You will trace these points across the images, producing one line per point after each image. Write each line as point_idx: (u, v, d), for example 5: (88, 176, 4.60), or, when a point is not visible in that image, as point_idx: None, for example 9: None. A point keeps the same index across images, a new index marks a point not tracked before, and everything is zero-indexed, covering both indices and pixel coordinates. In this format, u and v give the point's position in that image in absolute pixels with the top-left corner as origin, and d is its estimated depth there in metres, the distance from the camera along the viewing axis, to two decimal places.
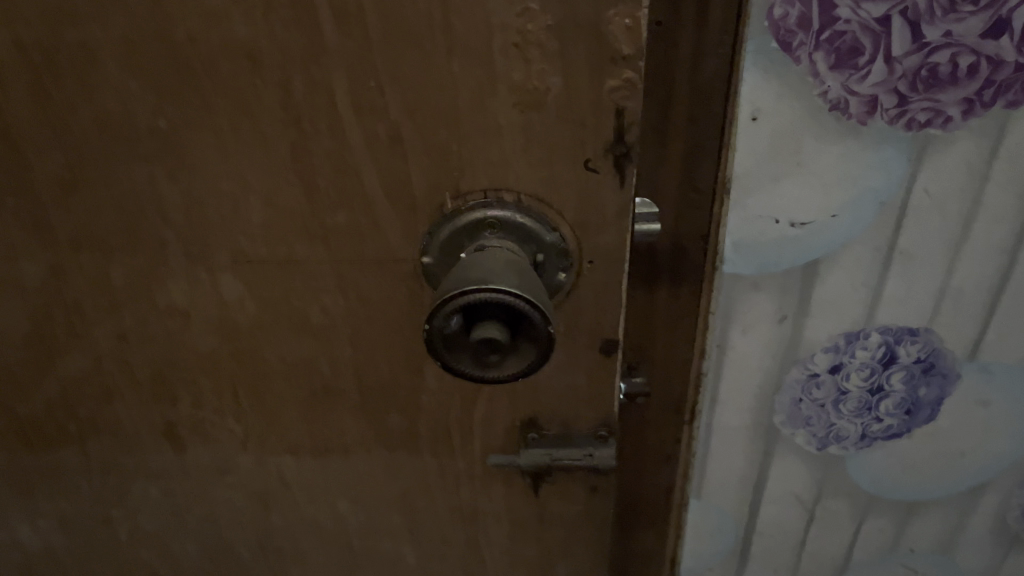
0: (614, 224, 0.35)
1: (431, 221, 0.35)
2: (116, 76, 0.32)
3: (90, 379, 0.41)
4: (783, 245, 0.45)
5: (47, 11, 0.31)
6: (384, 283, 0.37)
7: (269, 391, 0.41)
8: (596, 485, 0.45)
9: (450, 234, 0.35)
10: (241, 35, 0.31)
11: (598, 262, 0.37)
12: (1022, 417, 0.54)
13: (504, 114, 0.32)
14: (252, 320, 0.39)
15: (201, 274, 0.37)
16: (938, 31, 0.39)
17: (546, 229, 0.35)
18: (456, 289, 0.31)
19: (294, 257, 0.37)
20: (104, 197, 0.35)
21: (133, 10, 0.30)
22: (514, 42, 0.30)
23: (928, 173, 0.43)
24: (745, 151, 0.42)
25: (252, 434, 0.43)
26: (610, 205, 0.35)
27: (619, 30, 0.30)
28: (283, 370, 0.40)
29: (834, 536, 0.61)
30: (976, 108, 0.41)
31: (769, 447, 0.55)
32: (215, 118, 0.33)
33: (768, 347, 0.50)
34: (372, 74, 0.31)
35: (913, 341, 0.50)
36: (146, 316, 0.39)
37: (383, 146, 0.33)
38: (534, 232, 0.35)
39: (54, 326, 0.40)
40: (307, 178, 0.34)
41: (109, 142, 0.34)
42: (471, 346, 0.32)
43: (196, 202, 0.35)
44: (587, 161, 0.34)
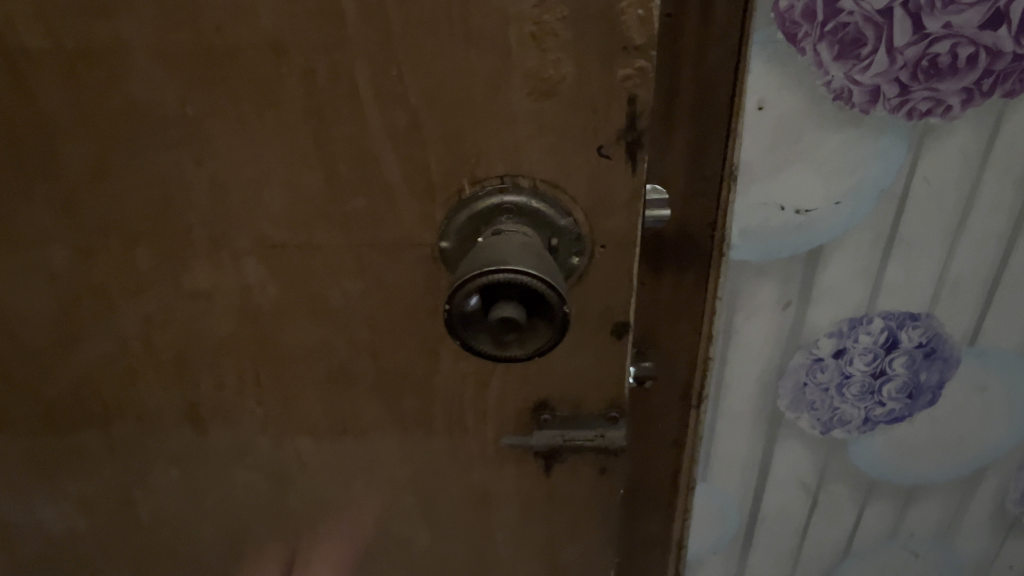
0: (624, 209, 0.37)
1: (448, 207, 0.36)
2: (145, 66, 0.33)
3: (115, 362, 0.42)
4: (789, 231, 0.47)
5: (79, 3, 0.32)
6: (401, 268, 0.38)
7: (289, 373, 0.43)
8: (606, 466, 0.47)
9: (467, 220, 0.36)
10: (268, 26, 0.32)
11: (610, 246, 0.38)
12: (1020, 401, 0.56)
13: (519, 103, 0.33)
14: (273, 303, 0.40)
15: (225, 258, 0.39)
16: (938, 23, 0.40)
17: (561, 214, 0.36)
18: (475, 270, 0.32)
19: (315, 242, 0.38)
20: (132, 183, 0.36)
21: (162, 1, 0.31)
22: (530, 32, 0.32)
23: (928, 161, 0.44)
24: (751, 139, 0.43)
25: (272, 416, 0.44)
26: (620, 191, 0.36)
27: (631, 20, 0.31)
28: (302, 353, 0.42)
29: (836, 520, 0.63)
30: (975, 97, 0.42)
31: (773, 430, 0.57)
32: (240, 106, 0.34)
33: (772, 331, 0.51)
34: (393, 63, 0.33)
35: (915, 326, 0.51)
36: (171, 299, 0.40)
37: (403, 134, 0.34)
38: (549, 217, 0.36)
39: (79, 311, 0.41)
40: (328, 165, 0.35)
41: (138, 130, 0.35)
42: (487, 326, 0.33)
43: (221, 189, 0.36)
44: (600, 147, 0.35)
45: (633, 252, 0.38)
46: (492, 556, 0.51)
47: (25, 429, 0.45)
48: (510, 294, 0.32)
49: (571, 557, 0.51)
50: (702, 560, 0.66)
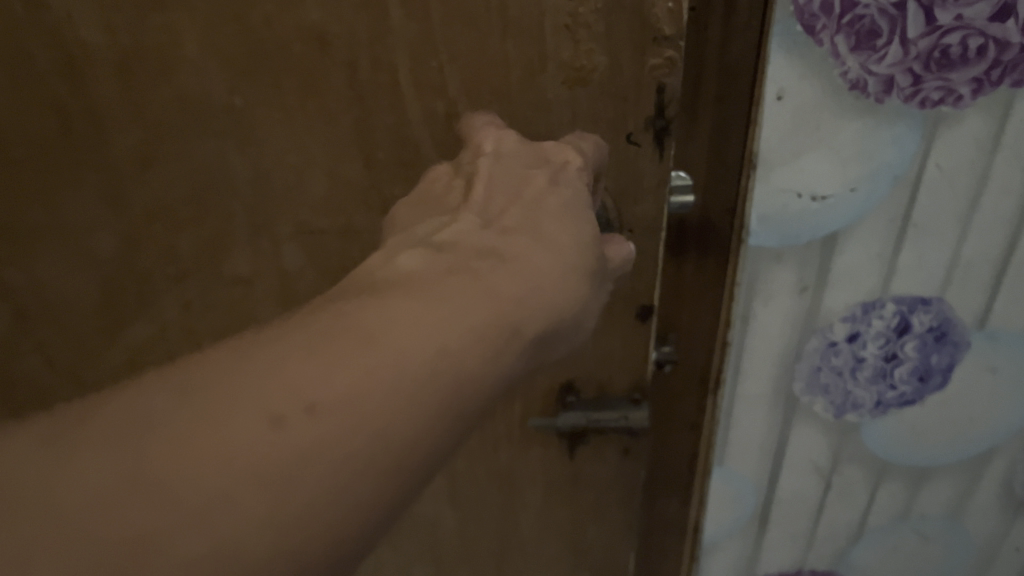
0: (652, 194, 0.38)
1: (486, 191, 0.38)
2: (196, 57, 0.34)
3: (154, 347, 0.44)
4: (805, 217, 0.48)
5: None
6: None
7: None
8: (628, 447, 0.48)
9: None
10: (314, 18, 0.33)
11: (637, 232, 0.39)
12: None
13: (552, 90, 0.35)
14: (311, 287, 0.42)
15: (265, 243, 0.40)
16: (950, 15, 0.41)
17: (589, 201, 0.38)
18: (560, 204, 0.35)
19: (353, 227, 0.40)
20: (179, 171, 0.38)
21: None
22: (565, 24, 0.32)
23: (940, 149, 0.46)
24: (769, 128, 0.45)
25: None
26: (648, 177, 0.37)
27: (662, 13, 0.32)
28: None
29: (849, 503, 0.64)
30: (985, 87, 0.43)
31: (788, 413, 0.58)
32: (285, 96, 0.35)
33: (789, 317, 0.53)
34: (433, 54, 0.34)
35: (926, 311, 0.53)
36: (211, 284, 0.42)
37: (440, 121, 0.36)
38: None
39: (123, 297, 0.42)
40: (367, 152, 0.37)
41: (187, 120, 0.36)
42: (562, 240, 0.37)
43: (264, 176, 0.38)
44: (628, 135, 0.36)
45: (659, 239, 0.39)
46: (514, 537, 0.53)
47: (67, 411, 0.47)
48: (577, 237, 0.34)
49: (593, 538, 0.53)
50: (717, 541, 0.68)
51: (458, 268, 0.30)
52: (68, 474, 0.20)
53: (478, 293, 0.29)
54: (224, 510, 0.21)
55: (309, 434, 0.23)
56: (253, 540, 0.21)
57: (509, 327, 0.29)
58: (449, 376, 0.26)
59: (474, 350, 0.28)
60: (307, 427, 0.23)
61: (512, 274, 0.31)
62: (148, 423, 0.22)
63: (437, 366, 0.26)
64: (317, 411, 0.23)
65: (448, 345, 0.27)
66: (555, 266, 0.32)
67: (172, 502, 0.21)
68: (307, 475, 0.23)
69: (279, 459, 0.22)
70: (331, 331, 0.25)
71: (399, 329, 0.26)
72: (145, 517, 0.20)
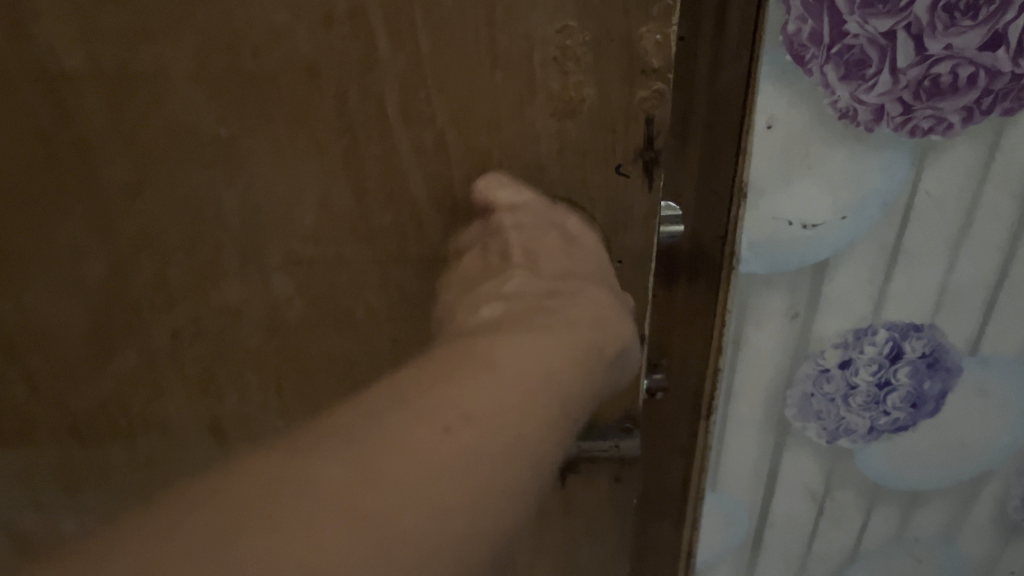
0: (641, 223, 0.38)
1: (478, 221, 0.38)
2: (184, 89, 0.34)
3: (142, 376, 0.44)
4: (795, 244, 0.48)
5: (122, 30, 0.33)
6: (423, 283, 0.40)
7: (312, 385, 0.44)
8: (620, 476, 0.48)
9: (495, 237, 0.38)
10: (303, 52, 0.33)
11: (626, 261, 0.39)
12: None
13: (541, 121, 0.34)
14: (300, 316, 0.42)
15: (254, 273, 0.40)
16: (939, 44, 0.41)
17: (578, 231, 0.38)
18: None
19: (342, 256, 0.39)
20: (168, 201, 0.38)
21: (202, 28, 0.32)
22: (553, 57, 0.32)
23: (931, 176, 0.45)
24: (758, 156, 0.45)
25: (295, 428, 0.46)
26: (637, 207, 0.37)
27: (649, 45, 0.32)
28: (325, 363, 0.44)
29: (842, 527, 0.63)
30: (975, 115, 0.43)
31: (781, 439, 0.58)
32: (274, 126, 0.35)
33: (781, 343, 0.53)
34: (421, 86, 0.33)
35: (918, 337, 0.52)
36: (199, 313, 0.42)
37: (429, 152, 0.35)
38: None
39: (110, 325, 0.42)
40: (356, 183, 0.36)
41: (175, 150, 0.36)
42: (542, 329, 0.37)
43: (253, 206, 0.38)
44: (618, 165, 0.36)
45: (648, 267, 0.39)
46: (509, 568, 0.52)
47: (53, 441, 0.47)
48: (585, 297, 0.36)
49: (585, 566, 0.53)
50: (711, 565, 0.67)
51: (534, 309, 0.35)
52: (318, 472, 0.26)
53: (559, 326, 0.34)
54: (435, 493, 0.26)
55: (473, 431, 0.28)
56: (460, 514, 0.27)
57: (593, 351, 0.34)
58: (556, 397, 0.32)
59: (571, 369, 0.33)
60: (466, 428, 0.28)
61: (583, 308, 0.36)
62: (354, 435, 0.27)
63: (547, 387, 0.31)
64: (472, 417, 0.29)
65: (552, 367, 0.32)
66: (610, 305, 0.37)
67: (399, 485, 0.26)
68: (478, 475, 0.28)
69: (455, 450, 0.28)
70: (452, 367, 0.31)
71: (509, 350, 0.32)
72: (384, 493, 0.26)
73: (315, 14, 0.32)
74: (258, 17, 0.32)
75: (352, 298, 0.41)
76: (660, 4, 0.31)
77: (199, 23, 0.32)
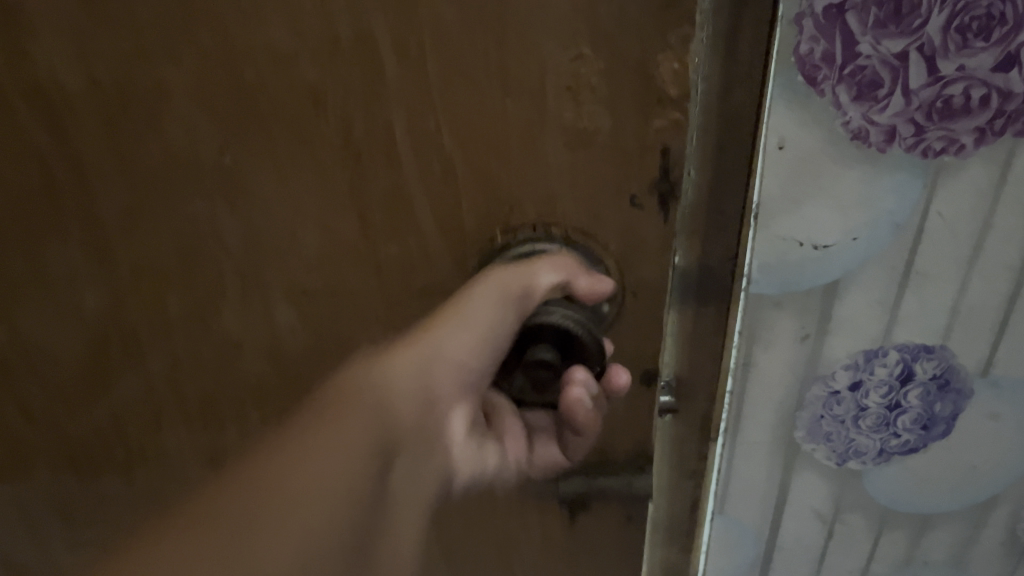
0: (656, 258, 0.36)
1: (479, 255, 0.36)
2: (185, 113, 0.33)
3: (140, 404, 0.43)
4: (806, 265, 0.48)
5: (126, 52, 0.32)
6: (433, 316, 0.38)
7: None
8: (632, 514, 0.45)
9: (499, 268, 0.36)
10: (309, 77, 0.32)
11: (641, 294, 0.37)
12: None
13: (552, 151, 0.33)
14: (301, 350, 0.40)
15: (256, 302, 0.39)
16: (952, 65, 0.41)
17: (591, 262, 0.36)
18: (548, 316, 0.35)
19: (346, 287, 0.38)
20: (167, 226, 0.37)
21: (206, 49, 0.32)
22: (567, 85, 0.31)
23: (942, 199, 0.45)
24: (769, 176, 0.45)
25: None
26: (651, 241, 0.35)
27: (667, 73, 0.31)
28: None
29: (851, 549, 0.63)
30: (988, 136, 0.43)
31: (790, 461, 0.58)
32: (276, 153, 0.34)
33: (790, 363, 0.53)
34: (430, 113, 0.32)
35: (929, 358, 0.52)
36: (199, 342, 0.41)
37: (438, 182, 0.34)
38: (579, 265, 0.36)
39: (107, 352, 0.41)
40: (362, 213, 0.35)
41: (175, 175, 0.35)
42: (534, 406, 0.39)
43: (254, 234, 0.37)
44: (633, 197, 0.34)
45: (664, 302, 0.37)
46: None
47: (48, 468, 0.46)
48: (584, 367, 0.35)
49: None
50: None
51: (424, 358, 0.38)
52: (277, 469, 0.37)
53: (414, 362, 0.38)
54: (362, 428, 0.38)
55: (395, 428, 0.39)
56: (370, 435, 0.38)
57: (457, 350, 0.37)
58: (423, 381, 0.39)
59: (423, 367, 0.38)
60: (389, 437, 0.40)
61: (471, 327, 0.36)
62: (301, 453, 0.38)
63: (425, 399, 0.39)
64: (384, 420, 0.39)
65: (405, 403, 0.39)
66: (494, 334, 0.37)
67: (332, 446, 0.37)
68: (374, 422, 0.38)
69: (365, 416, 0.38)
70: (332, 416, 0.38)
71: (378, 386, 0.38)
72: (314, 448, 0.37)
73: (322, 36, 0.31)
74: (263, 40, 0.31)
75: (355, 330, 0.39)
76: (678, 31, 0.30)
77: (204, 44, 0.32)
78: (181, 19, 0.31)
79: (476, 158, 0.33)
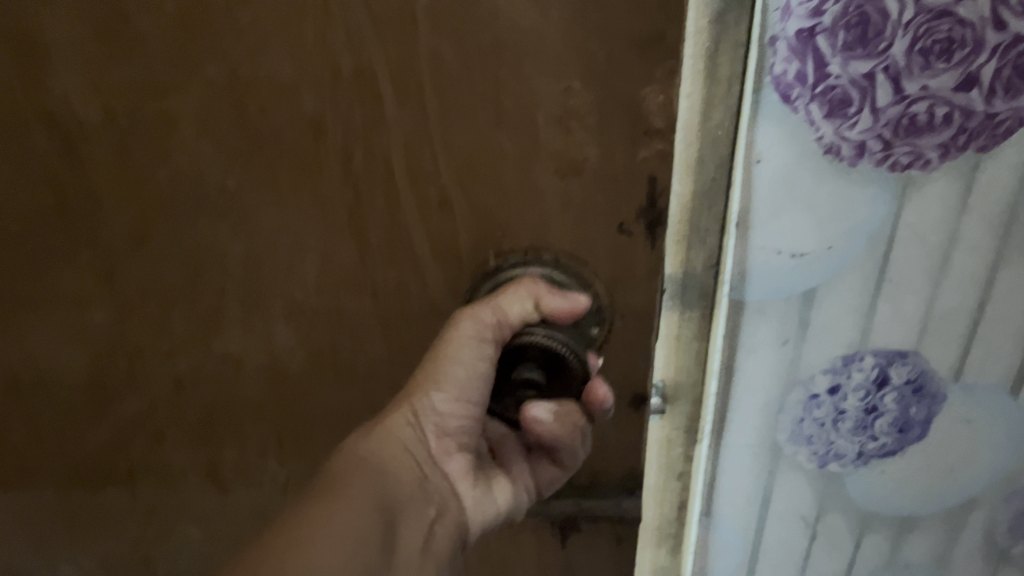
0: (645, 284, 0.37)
1: (472, 280, 0.38)
2: (192, 143, 0.35)
3: (142, 423, 0.44)
4: (786, 275, 0.51)
5: (137, 85, 0.34)
6: (429, 336, 0.40)
7: (312, 439, 0.44)
8: (622, 536, 0.47)
9: (490, 289, 0.38)
10: (311, 109, 0.34)
11: (630, 320, 0.38)
12: (1010, 435, 0.57)
13: (543, 179, 0.35)
14: (301, 368, 0.42)
15: (256, 323, 0.40)
16: (916, 85, 0.44)
17: (580, 285, 0.37)
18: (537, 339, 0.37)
19: (344, 309, 0.39)
20: (172, 251, 0.38)
21: (210, 82, 0.33)
22: (557, 115, 0.33)
23: (912, 210, 0.48)
24: (751, 189, 0.48)
25: (293, 477, 0.46)
26: (640, 267, 0.37)
27: (653, 105, 0.32)
28: (322, 418, 0.43)
29: (834, 553, 0.64)
30: (952, 151, 0.46)
31: (773, 465, 0.60)
32: (279, 180, 0.36)
33: (772, 368, 0.55)
34: (427, 142, 0.34)
35: (903, 364, 0.54)
36: (202, 363, 0.42)
37: (433, 208, 0.36)
38: (569, 288, 0.37)
39: (112, 370, 0.42)
40: (360, 237, 0.37)
41: (182, 201, 0.37)
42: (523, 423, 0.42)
43: (256, 257, 0.38)
44: (621, 225, 0.35)
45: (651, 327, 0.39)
46: None
47: (53, 482, 0.47)
48: (568, 390, 0.37)
49: None
50: None
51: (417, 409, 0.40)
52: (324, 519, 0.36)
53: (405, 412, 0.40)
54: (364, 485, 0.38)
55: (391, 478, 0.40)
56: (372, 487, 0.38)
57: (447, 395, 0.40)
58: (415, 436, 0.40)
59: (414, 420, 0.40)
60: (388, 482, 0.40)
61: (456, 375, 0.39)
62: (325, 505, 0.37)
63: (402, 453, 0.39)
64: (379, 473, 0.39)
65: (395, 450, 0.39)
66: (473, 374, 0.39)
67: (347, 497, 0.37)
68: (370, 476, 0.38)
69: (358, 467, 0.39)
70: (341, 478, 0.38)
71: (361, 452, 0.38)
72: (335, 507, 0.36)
73: (325, 72, 0.33)
74: (267, 75, 0.33)
75: (354, 350, 0.41)
76: (663, 66, 0.31)
77: (207, 75, 0.33)
78: (188, 53, 0.33)
79: (470, 185, 0.35)
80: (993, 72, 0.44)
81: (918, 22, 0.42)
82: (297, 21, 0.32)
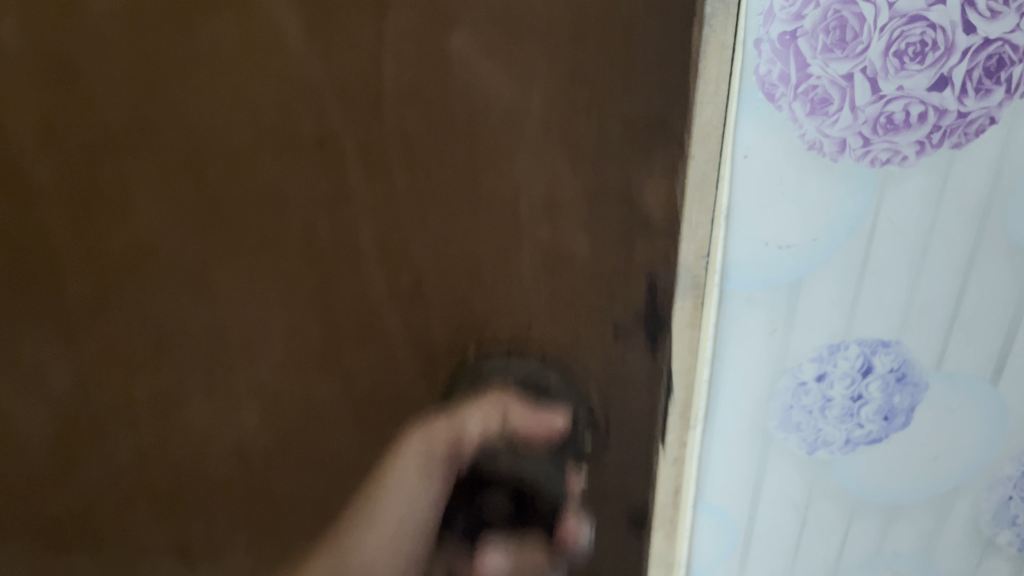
0: (645, 387, 0.32)
1: (450, 369, 0.35)
2: (148, 210, 0.33)
3: (107, 493, 0.41)
4: (776, 265, 0.53)
5: (89, 143, 0.32)
6: (403, 424, 0.37)
7: (280, 526, 0.41)
8: None
9: (471, 383, 0.35)
10: (272, 178, 0.31)
11: (627, 431, 0.33)
12: (989, 418, 0.59)
13: (528, 269, 0.31)
14: (265, 452, 0.39)
15: (221, 403, 0.38)
16: (892, 85, 0.48)
17: (573, 389, 0.32)
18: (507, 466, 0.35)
19: (312, 395, 0.37)
20: (133, 321, 0.36)
21: (166, 145, 0.32)
22: (544, 205, 0.29)
23: (891, 207, 0.51)
24: (740, 183, 0.50)
25: (261, 562, 0.42)
26: (638, 375, 0.31)
27: (652, 197, 0.28)
28: (290, 505, 0.40)
29: (824, 538, 0.65)
30: (927, 148, 0.50)
31: (764, 450, 0.61)
32: (238, 252, 0.34)
33: (763, 354, 0.57)
34: (393, 218, 0.31)
35: (886, 352, 0.57)
36: (166, 439, 0.39)
37: (405, 291, 0.33)
38: (560, 391, 0.33)
39: (73, 436, 0.40)
40: (326, 314, 0.34)
41: (139, 272, 0.35)
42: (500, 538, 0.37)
43: (218, 334, 0.36)
44: (616, 328, 0.31)
45: (654, 438, 0.33)
46: None
47: (11, 553, 0.44)
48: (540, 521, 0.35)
49: None
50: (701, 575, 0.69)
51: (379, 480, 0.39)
52: None
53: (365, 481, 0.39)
54: None
55: None
56: None
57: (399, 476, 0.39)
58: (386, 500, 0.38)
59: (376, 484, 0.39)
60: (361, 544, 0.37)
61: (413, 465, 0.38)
62: None
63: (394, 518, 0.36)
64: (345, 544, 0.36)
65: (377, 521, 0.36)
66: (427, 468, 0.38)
67: None
68: None
69: None
70: None
71: None
72: None
73: (282, 135, 0.31)
74: (223, 142, 0.31)
75: (321, 437, 0.37)
76: (663, 156, 0.27)
77: (158, 140, 0.32)
78: (139, 112, 0.31)
79: (449, 270, 0.32)
80: (964, 74, 0.48)
81: (893, 25, 0.46)
82: (244, 85, 0.30)
